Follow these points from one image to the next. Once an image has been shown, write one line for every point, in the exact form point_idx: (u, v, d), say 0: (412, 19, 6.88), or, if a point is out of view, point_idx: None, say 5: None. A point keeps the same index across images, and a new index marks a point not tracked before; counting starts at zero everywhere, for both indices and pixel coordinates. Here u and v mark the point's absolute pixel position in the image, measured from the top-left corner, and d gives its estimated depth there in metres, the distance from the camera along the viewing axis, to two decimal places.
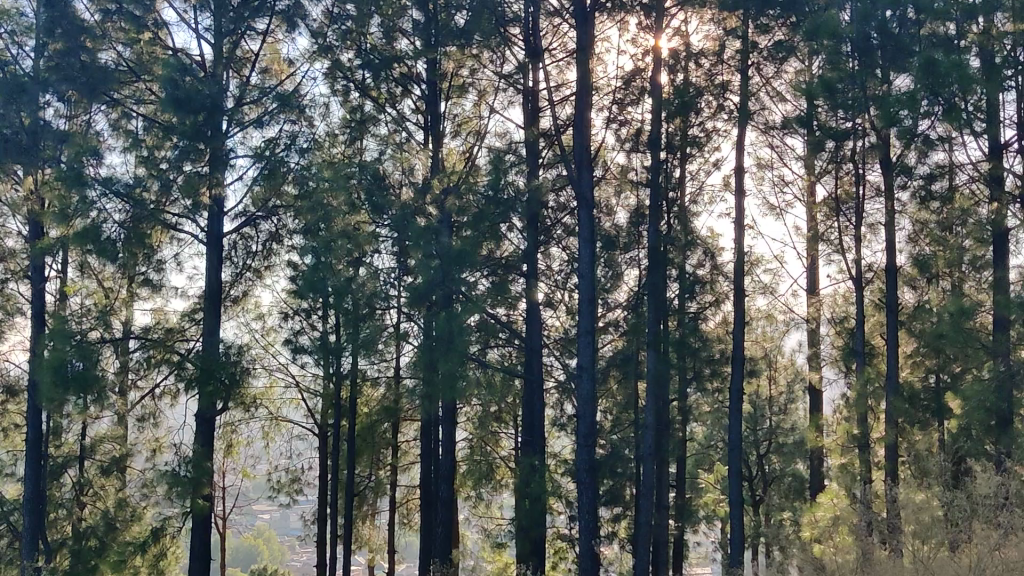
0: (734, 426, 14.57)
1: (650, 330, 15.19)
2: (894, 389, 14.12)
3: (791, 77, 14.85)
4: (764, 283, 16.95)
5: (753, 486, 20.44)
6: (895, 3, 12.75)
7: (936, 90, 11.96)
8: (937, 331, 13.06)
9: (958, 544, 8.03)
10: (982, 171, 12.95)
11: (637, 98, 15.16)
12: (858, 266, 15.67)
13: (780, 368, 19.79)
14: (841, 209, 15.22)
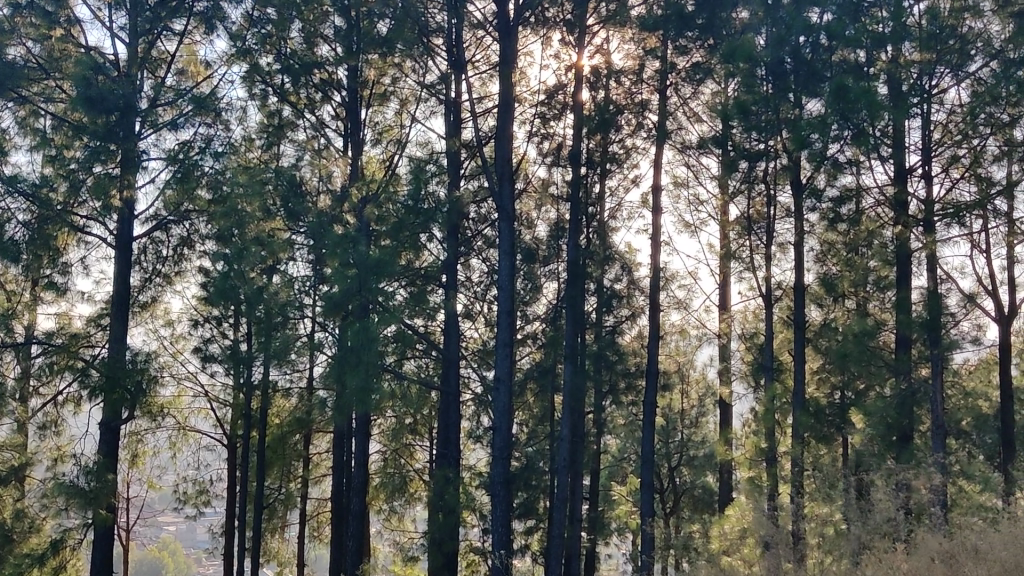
0: (647, 440, 14.73)
1: (568, 344, 15.33)
2: (800, 405, 14.45)
3: (708, 98, 15.17)
4: (679, 298, 17.16)
5: (664, 498, 20.72)
6: (809, 29, 13.14)
7: (846, 116, 12.37)
8: (841, 349, 13.46)
9: (858, 555, 8.00)
10: (887, 195, 13.46)
11: (559, 113, 15.30)
12: (769, 284, 16.06)
13: (692, 382, 20.17)
14: (753, 228, 15.55)
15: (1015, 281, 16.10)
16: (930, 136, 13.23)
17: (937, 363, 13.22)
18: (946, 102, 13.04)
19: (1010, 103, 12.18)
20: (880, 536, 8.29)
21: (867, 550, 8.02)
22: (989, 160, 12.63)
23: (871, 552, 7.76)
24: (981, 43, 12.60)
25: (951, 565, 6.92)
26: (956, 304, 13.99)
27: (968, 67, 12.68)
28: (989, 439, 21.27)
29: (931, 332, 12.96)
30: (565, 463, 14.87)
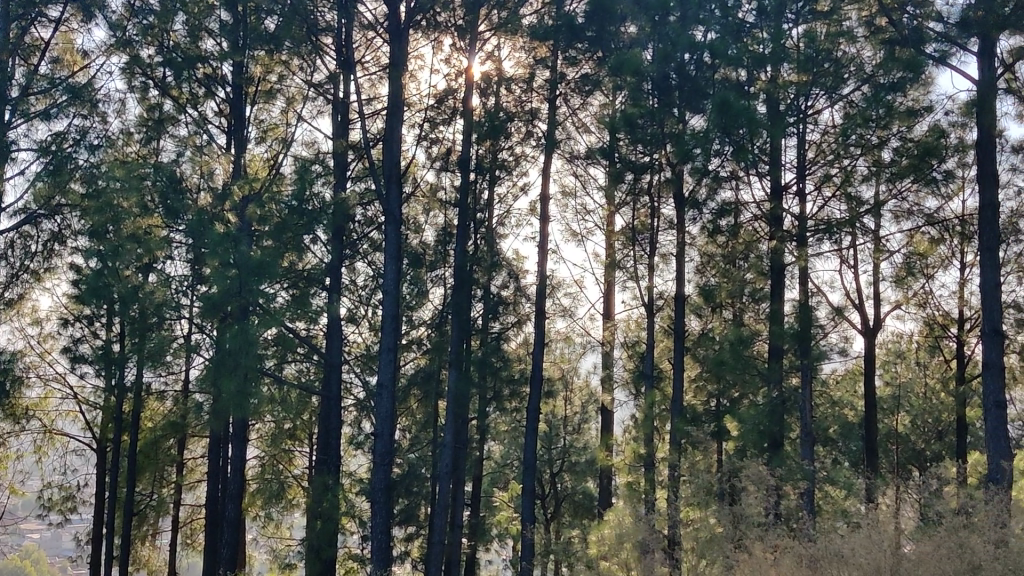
0: (529, 445, 14.79)
1: (453, 350, 15.30)
2: (678, 412, 14.77)
3: (596, 109, 15.39)
4: (565, 305, 17.35)
5: (545, 503, 20.89)
6: (693, 47, 13.50)
7: (727, 131, 12.67)
8: (718, 358, 13.87)
9: (726, 560, 8.21)
10: (763, 210, 13.84)
11: (449, 118, 15.39)
12: (651, 294, 16.40)
13: (575, 389, 20.43)
14: (637, 238, 15.84)
15: (881, 295, 16.87)
16: (805, 154, 13.76)
17: (807, 372, 13.69)
18: (820, 123, 13.56)
19: (879, 126, 12.72)
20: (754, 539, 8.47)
21: (740, 554, 8.18)
22: (858, 180, 13.16)
23: (738, 556, 7.99)
24: (853, 67, 13.15)
25: (817, 568, 7.10)
26: (825, 316, 14.59)
27: (841, 90, 13.20)
28: (854, 446, 22.22)
29: (802, 343, 13.47)
30: (446, 469, 14.78)
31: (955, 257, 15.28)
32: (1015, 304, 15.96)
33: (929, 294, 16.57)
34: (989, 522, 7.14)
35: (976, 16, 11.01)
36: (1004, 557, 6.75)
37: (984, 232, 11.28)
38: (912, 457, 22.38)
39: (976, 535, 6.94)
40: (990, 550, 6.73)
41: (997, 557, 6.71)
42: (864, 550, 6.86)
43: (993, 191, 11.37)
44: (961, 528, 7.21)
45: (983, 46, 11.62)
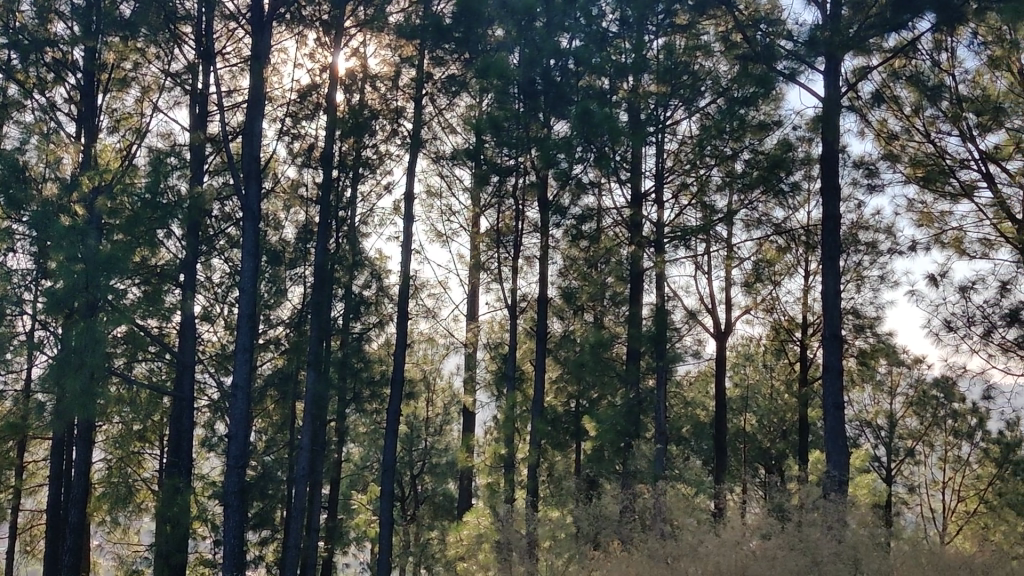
0: (388, 447, 14.66)
1: (312, 350, 15.04)
2: (538, 412, 14.94)
3: (462, 111, 15.42)
4: (428, 306, 17.32)
5: (405, 505, 20.76)
6: (558, 54, 13.76)
7: (588, 138, 12.96)
8: (578, 360, 14.11)
9: (585, 563, 8.22)
10: (624, 216, 14.22)
11: (311, 113, 15.17)
12: (514, 295, 16.55)
13: (438, 391, 20.38)
14: (501, 241, 15.96)
15: (732, 301, 17.56)
16: (663, 163, 14.19)
17: (662, 374, 14.10)
18: (677, 133, 14.03)
19: (732, 138, 13.28)
20: (609, 538, 8.53)
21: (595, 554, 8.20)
22: (712, 190, 13.68)
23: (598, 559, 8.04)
24: (710, 81, 13.70)
25: (669, 568, 7.13)
26: (680, 320, 15.06)
27: (698, 102, 13.74)
28: (706, 446, 22.99)
29: (658, 346, 13.90)
30: (303, 471, 14.50)
31: (800, 265, 16.06)
32: (853, 310, 16.88)
33: (776, 299, 17.37)
34: (832, 517, 7.26)
35: (822, 36, 11.55)
36: (844, 553, 6.85)
37: (826, 241, 11.89)
38: (758, 455, 23.36)
39: (819, 531, 7.01)
40: (831, 544, 6.83)
41: (838, 553, 6.82)
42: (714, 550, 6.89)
43: (835, 204, 11.98)
44: (807, 523, 7.32)
45: (829, 64, 12.19)
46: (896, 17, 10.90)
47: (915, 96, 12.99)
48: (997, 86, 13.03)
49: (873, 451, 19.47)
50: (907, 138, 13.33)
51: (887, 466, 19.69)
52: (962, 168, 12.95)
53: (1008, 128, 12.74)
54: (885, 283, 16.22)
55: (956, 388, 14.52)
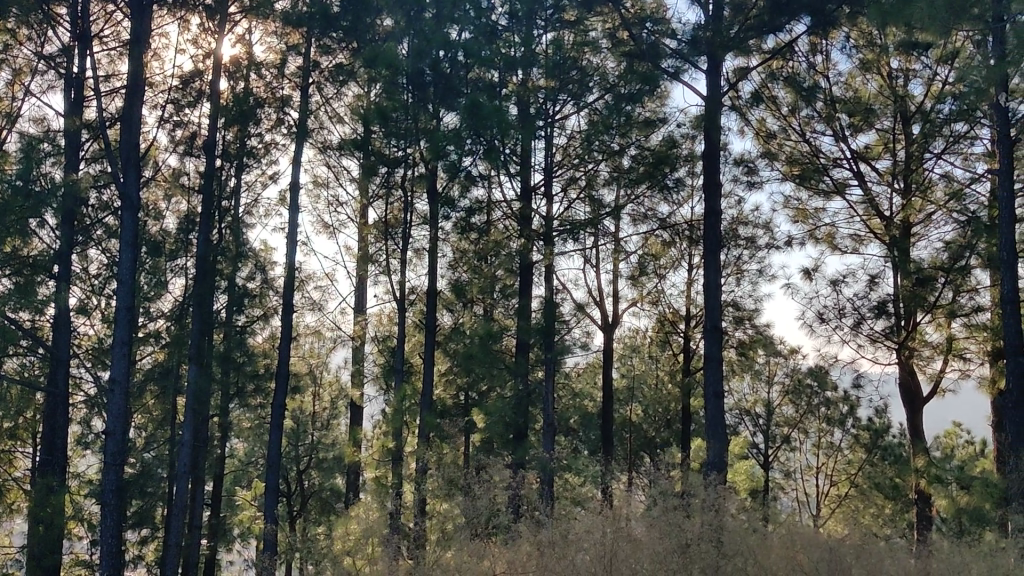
0: (274, 443, 14.38)
1: (194, 343, 14.61)
2: (427, 404, 14.90)
3: (350, 101, 15.18)
4: (314, 299, 17.05)
5: (291, 501, 20.40)
6: (447, 46, 13.71)
7: (478, 131, 12.95)
8: (467, 352, 14.13)
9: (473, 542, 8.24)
10: (514, 209, 14.29)
11: (194, 100, 14.71)
12: (402, 288, 16.44)
13: (325, 385, 20.04)
14: (389, 233, 15.84)
15: (619, 293, 17.88)
16: (552, 157, 14.33)
17: (550, 367, 14.29)
18: (566, 128, 14.20)
19: (619, 134, 13.55)
20: (496, 525, 8.54)
21: (481, 539, 8.21)
22: (600, 184, 13.91)
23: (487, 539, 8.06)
24: (598, 76, 13.91)
25: (550, 550, 7.15)
26: (568, 312, 15.25)
27: (586, 97, 13.98)
28: (593, 436, 23.36)
29: (546, 338, 14.10)
30: (184, 468, 14.09)
31: (684, 260, 16.46)
32: (733, 303, 17.42)
33: (661, 292, 17.79)
34: (713, 503, 7.40)
35: (704, 36, 11.82)
36: (715, 537, 6.97)
37: (708, 236, 12.21)
38: (643, 444, 23.87)
39: (689, 515, 7.10)
40: (694, 530, 6.88)
41: (700, 539, 6.88)
42: (581, 538, 6.88)
43: (717, 200, 12.33)
44: (684, 510, 7.39)
45: (712, 64, 12.49)
46: (774, 19, 11.31)
47: (792, 97, 13.49)
48: (868, 88, 13.61)
49: (751, 437, 20.30)
50: (784, 137, 13.82)
51: (765, 452, 20.60)
52: (835, 167, 13.52)
53: (877, 128, 13.39)
54: (763, 277, 16.79)
55: (828, 377, 15.17)
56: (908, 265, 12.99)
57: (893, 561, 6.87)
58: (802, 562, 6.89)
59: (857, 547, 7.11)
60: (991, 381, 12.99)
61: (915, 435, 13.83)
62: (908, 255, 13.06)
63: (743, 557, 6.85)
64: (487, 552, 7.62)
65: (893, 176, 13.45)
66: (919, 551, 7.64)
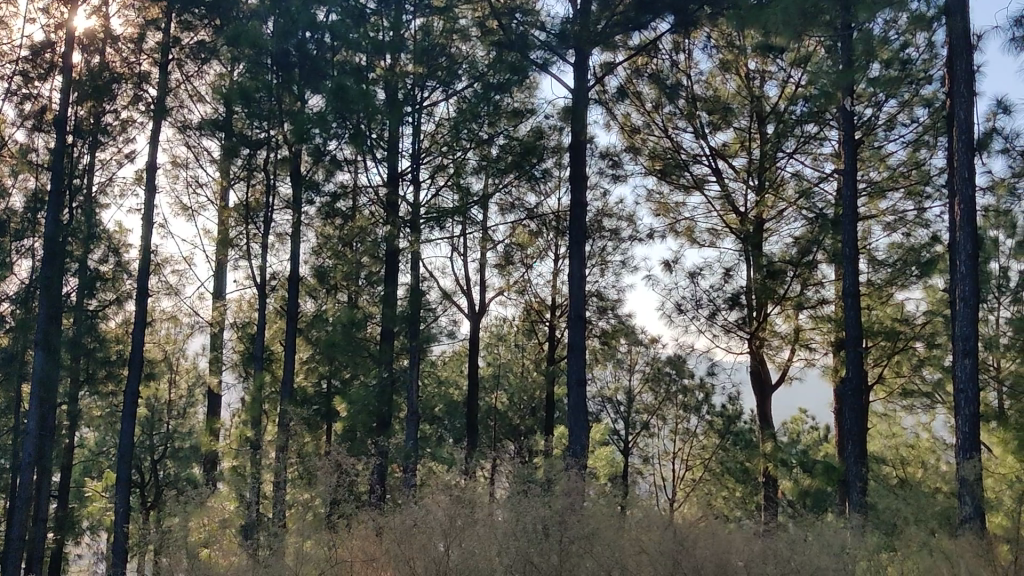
0: (126, 432, 13.83)
1: (40, 328, 13.90)
2: (288, 392, 14.62)
3: (212, 79, 14.67)
4: (170, 283, 16.47)
5: (144, 492, 19.67)
6: (313, 27, 13.51)
7: (343, 114, 12.79)
8: (330, 340, 13.97)
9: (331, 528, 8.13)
10: (380, 195, 14.12)
11: (47, 73, 14.07)
12: (263, 273, 16.06)
13: (182, 372, 19.43)
14: (250, 217, 15.43)
15: (486, 282, 17.96)
16: (420, 144, 14.26)
17: (414, 354, 14.26)
18: (434, 115, 14.16)
19: (487, 123, 13.64)
20: (355, 511, 8.49)
21: (340, 526, 8.12)
22: (468, 172, 13.94)
23: (345, 524, 7.92)
24: (466, 65, 13.92)
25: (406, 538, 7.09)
26: (434, 301, 15.23)
27: (455, 84, 13.88)
28: (457, 423, 23.43)
29: (411, 327, 14.03)
30: (29, 459, 13.41)
31: (549, 250, 16.68)
32: (597, 293, 17.77)
33: (527, 282, 17.99)
34: (574, 490, 7.48)
35: (571, 30, 11.91)
36: (570, 523, 7.04)
37: (574, 227, 12.43)
38: (508, 431, 24.12)
39: (545, 504, 7.13)
40: (538, 514, 6.96)
41: (543, 522, 6.99)
42: (425, 525, 6.87)
43: (582, 192, 12.56)
44: (542, 497, 7.45)
45: (578, 57, 12.65)
46: (638, 16, 11.59)
47: (655, 93, 13.86)
48: (727, 88, 14.10)
49: (612, 424, 20.37)
50: (648, 132, 14.17)
51: (625, 439, 20.62)
52: (695, 162, 13.97)
53: (734, 127, 13.88)
54: (626, 268, 17.18)
55: (685, 365, 15.72)
56: (761, 259, 13.58)
57: (730, 537, 7.10)
58: (649, 541, 7.05)
59: (704, 529, 7.28)
60: (833, 369, 13.71)
61: (764, 421, 14.48)
62: (760, 249, 13.69)
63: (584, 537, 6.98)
64: (338, 544, 7.44)
65: (747, 173, 14.00)
66: (763, 531, 7.90)
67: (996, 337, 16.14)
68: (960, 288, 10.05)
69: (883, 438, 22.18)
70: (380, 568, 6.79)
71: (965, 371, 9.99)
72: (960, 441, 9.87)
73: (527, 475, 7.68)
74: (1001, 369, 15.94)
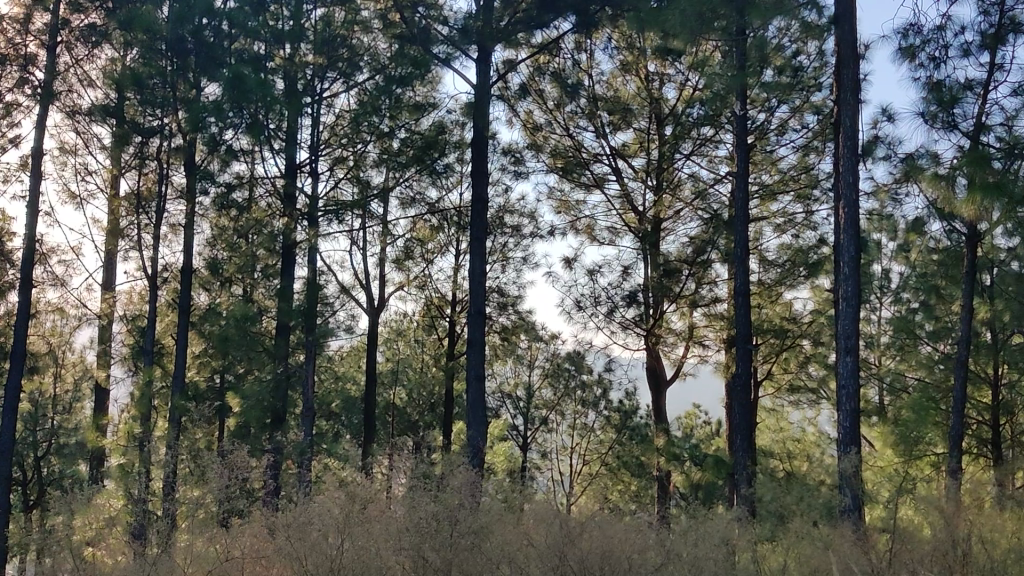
0: (6, 428, 13.27)
1: None
2: (178, 387, 14.24)
3: (103, 64, 14.22)
4: (57, 274, 15.87)
5: (24, 490, 18.88)
6: (210, 14, 13.22)
7: (240, 103, 12.49)
8: (223, 334, 13.66)
9: (222, 523, 7.95)
10: (278, 187, 13.89)
11: None
12: (155, 264, 15.61)
13: (68, 366, 18.76)
14: (142, 207, 14.97)
15: (385, 277, 17.83)
16: (319, 136, 14.07)
17: (310, 349, 14.05)
18: (334, 107, 14.00)
19: (388, 116, 13.54)
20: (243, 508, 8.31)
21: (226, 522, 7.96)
22: (368, 166, 13.81)
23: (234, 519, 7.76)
24: (368, 57, 13.70)
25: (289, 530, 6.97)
26: (332, 295, 15.05)
27: (356, 76, 13.76)
28: (355, 419, 23.21)
29: (308, 321, 13.83)
30: None
31: (450, 245, 16.66)
32: (498, 289, 17.85)
33: (427, 277, 17.95)
34: (466, 487, 7.46)
35: (474, 25, 11.89)
36: (462, 521, 6.98)
37: (474, 223, 12.44)
38: (406, 427, 24.01)
39: (438, 499, 7.09)
40: (429, 509, 6.92)
41: (434, 517, 6.92)
42: (317, 522, 6.75)
43: (483, 187, 12.58)
44: (435, 492, 7.42)
45: (480, 53, 12.67)
46: (541, 14, 11.67)
47: (557, 92, 13.98)
48: (627, 89, 14.31)
49: (510, 420, 21.04)
50: (550, 130, 14.28)
51: (524, 435, 21.29)
52: (595, 162, 14.15)
53: (634, 128, 14.12)
54: (527, 264, 17.30)
55: (583, 361, 15.89)
56: (658, 257, 13.83)
57: (617, 529, 7.19)
58: (537, 535, 7.08)
59: (594, 521, 7.37)
60: (725, 365, 14.07)
61: (658, 416, 14.76)
62: (658, 248, 13.96)
63: (475, 532, 6.97)
64: (224, 539, 7.27)
65: (646, 173, 14.25)
66: (653, 522, 8.07)
67: (877, 335, 16.84)
68: (843, 288, 10.42)
69: (770, 432, 22.84)
70: (268, 555, 6.68)
71: (847, 368, 10.32)
72: (841, 435, 10.22)
73: (421, 471, 7.64)
74: (882, 366, 16.62)
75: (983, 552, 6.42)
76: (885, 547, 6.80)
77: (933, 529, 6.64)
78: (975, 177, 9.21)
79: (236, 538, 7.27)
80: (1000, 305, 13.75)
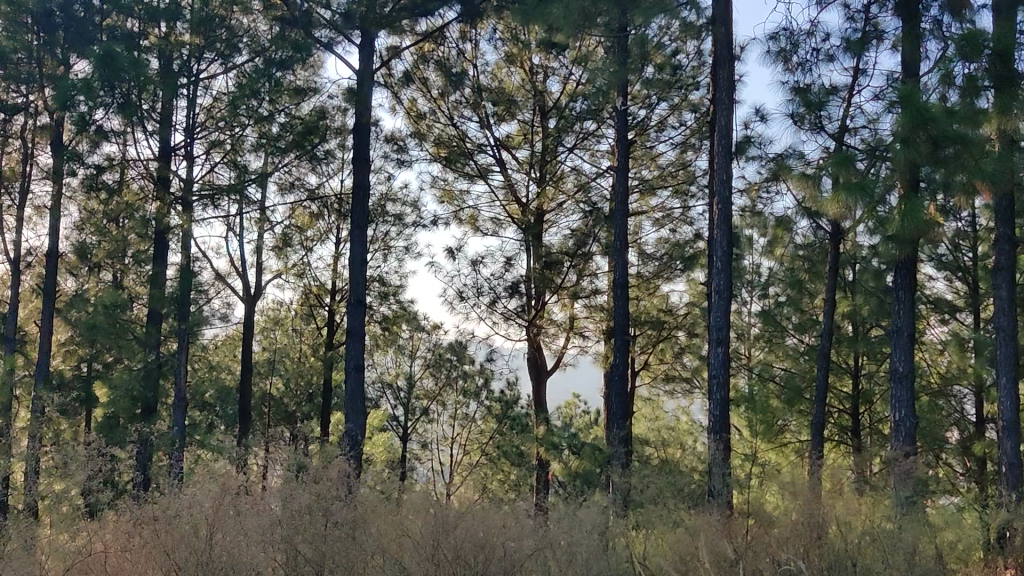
0: None
1: None
2: (42, 376, 13.64)
3: None
4: None
5: None
6: None
7: (110, 82, 11.83)
8: (90, 322, 13.14)
9: (87, 517, 7.68)
10: (151, 169, 13.44)
11: None
12: (18, 248, 14.92)
13: None
14: (4, 187, 14.32)
15: (263, 264, 17.48)
16: (195, 118, 13.68)
17: (182, 337, 13.65)
18: (211, 88, 13.61)
19: (268, 99, 13.24)
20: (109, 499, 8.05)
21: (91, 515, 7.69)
22: (245, 149, 13.52)
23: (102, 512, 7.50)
24: (247, 38, 13.41)
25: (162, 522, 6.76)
26: (207, 282, 14.65)
27: (234, 58, 13.42)
28: (231, 409, 22.69)
29: (181, 309, 13.44)
30: None
31: (330, 232, 16.44)
32: (379, 278, 17.72)
33: (306, 265, 17.67)
34: (342, 477, 7.38)
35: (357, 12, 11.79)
36: (336, 512, 6.90)
37: (356, 211, 12.29)
38: (283, 417, 23.61)
39: (312, 489, 6.99)
40: (305, 499, 6.81)
41: (308, 509, 6.80)
42: (188, 515, 6.54)
43: (364, 175, 12.44)
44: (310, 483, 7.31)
45: (363, 38, 12.50)
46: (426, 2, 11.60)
47: (441, 81, 13.93)
48: (512, 80, 14.34)
49: (391, 410, 20.93)
50: (433, 119, 14.24)
51: (403, 425, 21.21)
52: (479, 152, 14.18)
53: (518, 119, 14.21)
54: (409, 254, 17.21)
55: (463, 352, 15.93)
56: (540, 248, 13.97)
57: (492, 517, 7.22)
58: (413, 525, 7.06)
59: (470, 509, 7.40)
60: (603, 356, 14.32)
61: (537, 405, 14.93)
62: (540, 240, 14.10)
63: (351, 523, 6.91)
64: (88, 533, 7.00)
65: (529, 165, 14.36)
66: (528, 509, 8.15)
67: (748, 327, 17.43)
68: (715, 282, 10.74)
69: (647, 422, 23.40)
70: (135, 548, 6.45)
71: (718, 359, 10.64)
72: (711, 423, 10.55)
73: (297, 461, 7.50)
74: (751, 357, 17.22)
75: (840, 535, 6.71)
76: (748, 530, 7.04)
77: (795, 513, 6.92)
78: (839, 177, 9.71)
79: (104, 532, 7.01)
80: (861, 300, 14.40)
